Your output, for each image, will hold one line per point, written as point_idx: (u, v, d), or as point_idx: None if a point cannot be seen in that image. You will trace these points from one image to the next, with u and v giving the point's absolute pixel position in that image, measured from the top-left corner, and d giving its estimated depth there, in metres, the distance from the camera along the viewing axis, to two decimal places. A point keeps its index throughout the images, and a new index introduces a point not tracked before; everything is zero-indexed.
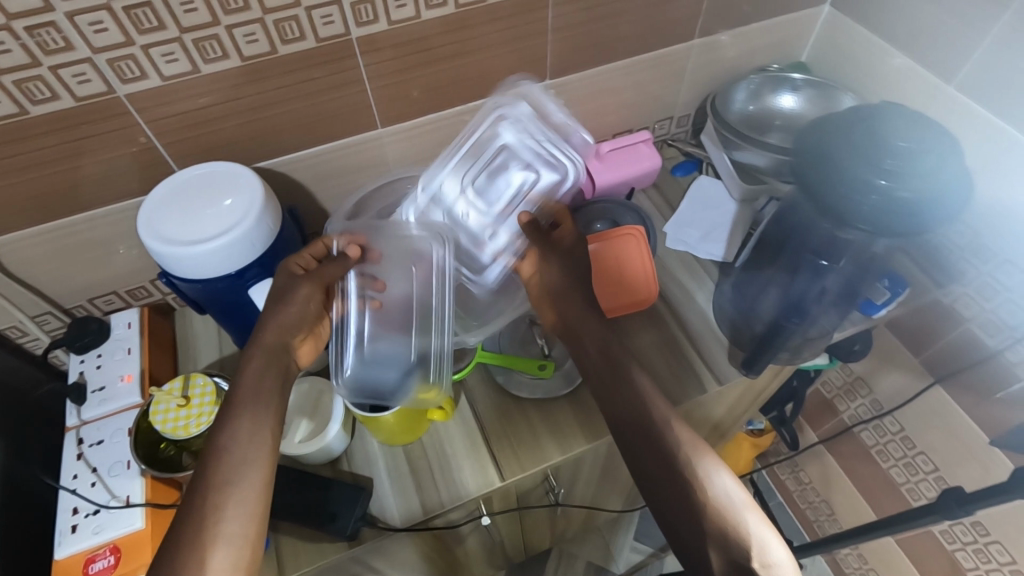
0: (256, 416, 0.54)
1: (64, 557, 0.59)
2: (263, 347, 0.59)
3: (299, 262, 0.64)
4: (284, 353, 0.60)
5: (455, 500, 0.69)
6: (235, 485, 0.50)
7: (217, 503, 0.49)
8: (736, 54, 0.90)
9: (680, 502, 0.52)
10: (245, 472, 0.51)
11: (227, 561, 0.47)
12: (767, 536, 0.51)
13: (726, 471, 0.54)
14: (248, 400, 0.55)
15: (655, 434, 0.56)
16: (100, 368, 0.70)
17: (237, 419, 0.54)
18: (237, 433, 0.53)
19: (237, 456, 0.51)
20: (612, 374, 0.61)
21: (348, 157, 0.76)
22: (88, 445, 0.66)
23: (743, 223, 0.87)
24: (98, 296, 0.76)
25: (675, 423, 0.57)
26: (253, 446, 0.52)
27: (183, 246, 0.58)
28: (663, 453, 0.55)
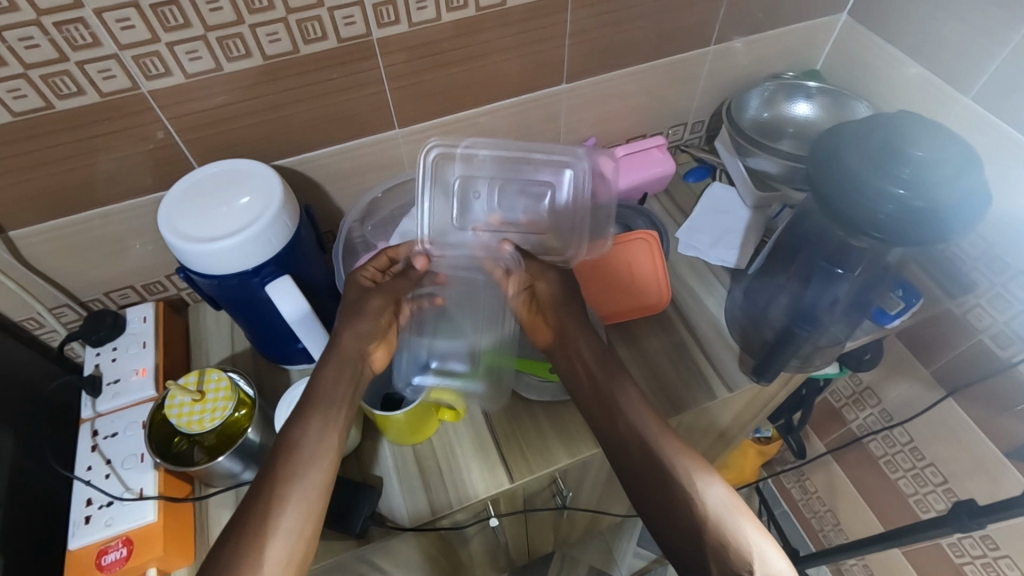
0: (326, 422, 0.58)
1: (77, 548, 0.60)
2: (341, 352, 0.62)
3: (367, 274, 0.68)
4: (362, 360, 0.63)
5: (464, 501, 0.69)
6: (300, 487, 0.54)
7: (280, 499, 0.52)
8: (750, 62, 0.90)
9: (670, 514, 0.55)
10: (309, 476, 0.54)
11: (283, 554, 0.51)
12: (766, 548, 0.52)
13: (718, 483, 0.55)
14: (322, 405, 0.59)
15: (647, 447, 0.58)
16: (115, 362, 0.71)
17: (310, 422, 0.57)
18: (310, 434, 0.57)
19: (307, 458, 0.55)
20: (608, 387, 0.63)
21: (363, 157, 0.77)
22: (102, 437, 0.66)
23: (755, 230, 0.88)
24: (113, 290, 0.77)
25: (666, 436, 0.59)
26: (321, 448, 0.56)
27: (202, 242, 0.58)
28: (656, 465, 0.57)
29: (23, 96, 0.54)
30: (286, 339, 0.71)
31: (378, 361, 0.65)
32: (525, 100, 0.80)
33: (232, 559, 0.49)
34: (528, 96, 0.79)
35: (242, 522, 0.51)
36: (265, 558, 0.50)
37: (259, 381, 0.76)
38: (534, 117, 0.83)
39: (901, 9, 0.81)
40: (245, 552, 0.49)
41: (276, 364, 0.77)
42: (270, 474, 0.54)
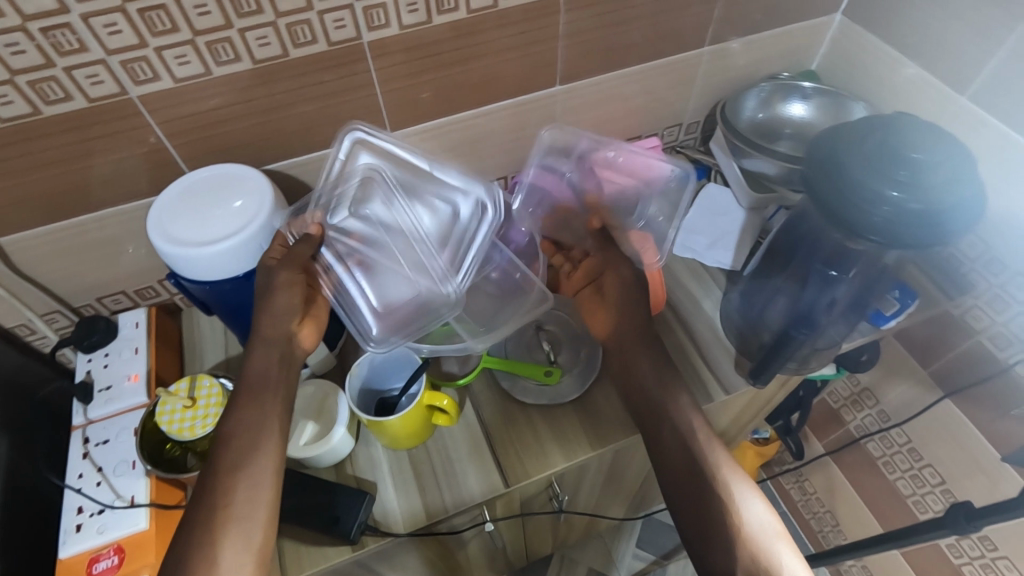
0: (261, 411, 0.57)
1: (68, 556, 0.59)
2: (265, 339, 0.60)
3: (271, 252, 0.61)
4: (287, 342, 0.61)
5: (458, 506, 0.69)
6: (244, 480, 0.53)
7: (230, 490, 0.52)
8: (746, 63, 0.90)
9: (711, 520, 0.57)
10: (251, 468, 0.53)
11: (239, 542, 0.51)
12: (793, 564, 0.54)
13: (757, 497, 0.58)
14: (256, 394, 0.57)
15: (694, 451, 0.60)
16: (107, 368, 0.70)
17: (244, 413, 0.56)
18: (245, 426, 0.56)
19: (243, 450, 0.54)
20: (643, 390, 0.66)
21: None
22: (93, 444, 0.66)
23: (751, 231, 0.87)
24: (106, 296, 0.76)
25: (715, 445, 0.61)
26: (264, 436, 0.55)
27: (193, 247, 0.58)
28: (704, 472, 0.59)
29: (10, 102, 0.54)
30: None
31: (307, 340, 0.62)
32: (519, 102, 0.79)
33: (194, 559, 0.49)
34: (522, 98, 0.79)
35: (192, 523, 0.51)
36: (220, 549, 0.50)
37: None
38: (529, 119, 0.82)
39: (896, 9, 0.80)
40: (200, 546, 0.50)
41: None
42: (212, 471, 0.53)
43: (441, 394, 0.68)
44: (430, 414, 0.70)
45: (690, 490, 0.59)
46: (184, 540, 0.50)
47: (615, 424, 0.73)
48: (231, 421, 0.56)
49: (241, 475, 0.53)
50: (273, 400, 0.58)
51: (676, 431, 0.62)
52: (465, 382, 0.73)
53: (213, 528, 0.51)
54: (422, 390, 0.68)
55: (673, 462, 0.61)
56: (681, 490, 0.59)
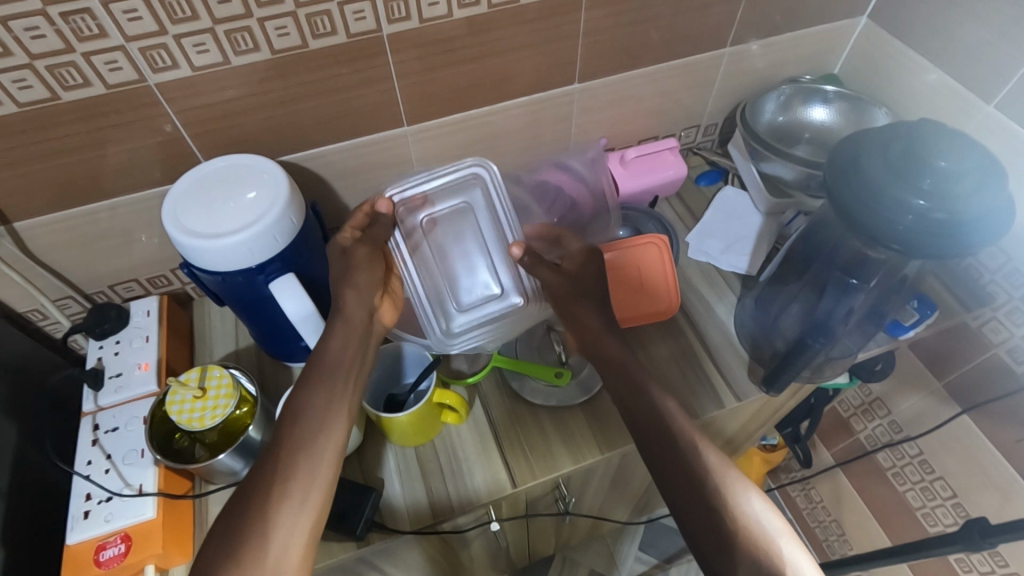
0: (329, 395, 0.56)
1: (74, 543, 0.59)
2: (345, 318, 0.61)
3: (345, 234, 0.67)
4: (368, 322, 0.63)
5: (465, 505, 0.68)
6: (308, 461, 0.51)
7: (292, 466, 0.51)
8: (765, 65, 0.88)
9: (703, 529, 0.51)
10: (320, 447, 0.53)
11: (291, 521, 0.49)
12: (799, 562, 0.49)
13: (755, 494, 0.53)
14: (330, 376, 0.57)
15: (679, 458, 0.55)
16: (118, 356, 0.70)
17: (318, 395, 0.55)
18: (317, 406, 0.55)
19: (313, 432, 0.53)
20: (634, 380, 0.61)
21: (371, 155, 0.76)
22: (103, 431, 0.66)
23: (768, 236, 0.86)
24: (118, 284, 0.76)
25: (705, 446, 0.55)
26: (328, 417, 0.55)
27: (206, 238, 0.57)
28: (694, 479, 0.52)
29: (29, 87, 0.54)
30: (290, 337, 0.71)
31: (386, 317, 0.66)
32: (537, 99, 0.78)
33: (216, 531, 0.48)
34: (540, 95, 0.78)
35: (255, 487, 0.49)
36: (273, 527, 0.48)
37: (262, 378, 0.76)
38: (545, 116, 0.82)
39: (923, 14, 0.79)
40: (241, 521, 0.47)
41: (279, 362, 0.77)
42: (280, 443, 0.52)
43: (450, 392, 0.68)
44: (438, 412, 0.70)
45: (689, 497, 0.52)
46: (232, 517, 0.48)
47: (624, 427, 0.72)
48: (301, 401, 0.55)
49: (311, 450, 0.52)
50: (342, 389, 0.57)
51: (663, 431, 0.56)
52: (473, 381, 0.73)
53: (278, 501, 0.49)
54: (433, 387, 0.68)
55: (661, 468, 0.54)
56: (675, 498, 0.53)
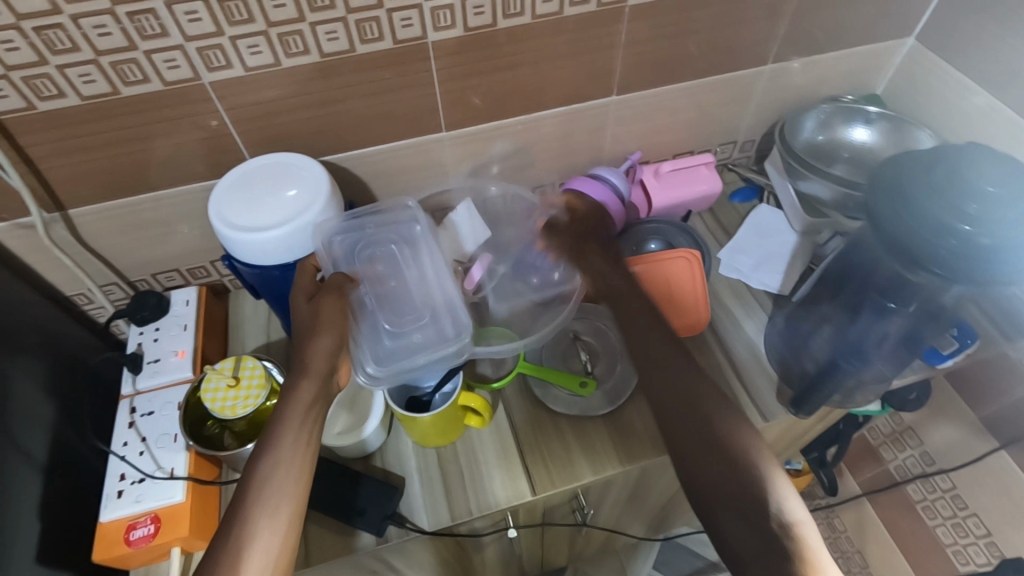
0: (275, 517, 0.50)
1: (107, 521, 0.61)
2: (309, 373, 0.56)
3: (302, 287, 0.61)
4: (330, 376, 0.57)
5: (483, 509, 0.69)
6: (266, 514, 0.50)
7: (250, 514, 0.50)
8: (807, 84, 0.88)
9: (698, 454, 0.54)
10: (266, 545, 0.49)
11: (262, 560, 0.48)
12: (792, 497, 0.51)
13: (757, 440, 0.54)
14: (280, 487, 0.51)
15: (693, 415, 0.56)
16: (157, 342, 0.73)
17: (257, 516, 0.50)
18: (263, 531, 0.49)
19: (250, 567, 0.48)
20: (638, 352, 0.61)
21: (408, 158, 0.77)
22: (139, 414, 0.68)
23: (801, 256, 0.85)
24: (161, 270, 0.79)
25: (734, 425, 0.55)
26: (286, 464, 0.52)
27: (245, 231, 0.59)
28: (721, 453, 0.53)
29: (92, 81, 0.57)
30: None
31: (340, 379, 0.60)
32: (574, 109, 0.79)
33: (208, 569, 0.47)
34: (577, 106, 0.79)
35: None
36: (241, 565, 0.48)
37: (291, 371, 0.77)
38: (582, 127, 0.82)
39: (975, 37, 0.77)
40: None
41: None
42: (232, 510, 0.50)
43: (475, 396, 0.68)
44: (462, 414, 0.70)
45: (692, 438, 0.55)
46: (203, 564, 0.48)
47: (648, 441, 0.71)
48: (234, 521, 0.49)
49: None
50: (293, 502, 0.51)
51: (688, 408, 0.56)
52: (499, 386, 0.73)
53: None
54: (459, 389, 0.68)
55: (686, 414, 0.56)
56: (680, 438, 0.56)
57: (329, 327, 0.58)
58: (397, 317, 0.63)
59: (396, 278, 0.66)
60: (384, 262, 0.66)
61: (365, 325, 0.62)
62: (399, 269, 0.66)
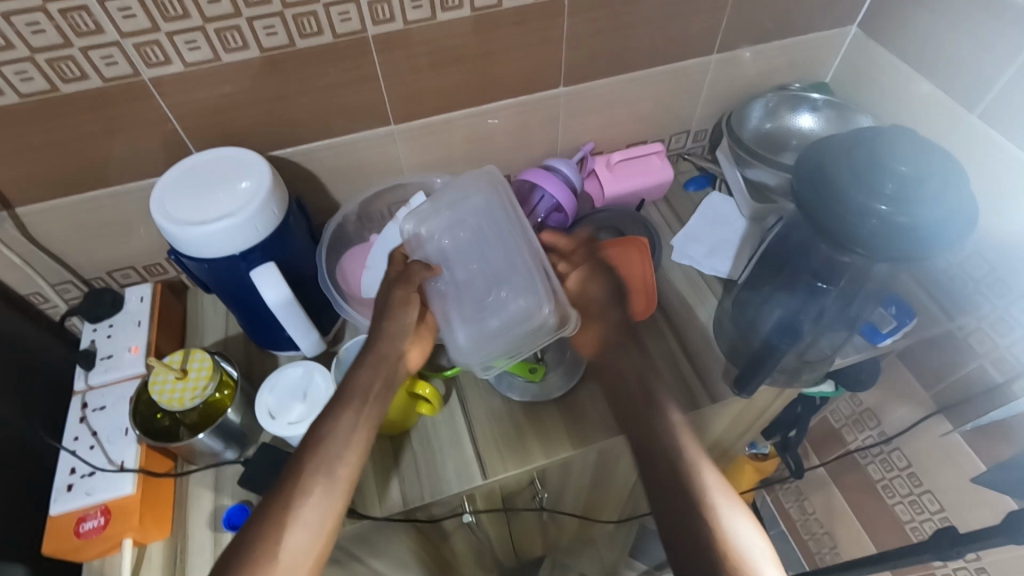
0: (331, 479, 0.54)
1: (57, 514, 0.62)
2: (377, 355, 0.62)
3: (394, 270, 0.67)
4: (396, 360, 0.63)
5: (437, 495, 0.69)
6: (323, 483, 0.53)
7: (306, 481, 0.53)
8: (755, 73, 0.89)
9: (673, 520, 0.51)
10: (321, 508, 0.52)
11: (310, 526, 0.51)
12: None
13: (743, 515, 0.51)
14: (333, 458, 0.55)
15: (671, 467, 0.54)
16: (110, 338, 0.73)
17: (313, 481, 0.53)
18: (314, 495, 0.53)
19: (301, 525, 0.51)
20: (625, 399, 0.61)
21: (360, 152, 0.78)
22: (90, 409, 0.69)
23: (750, 241, 0.87)
24: (118, 268, 0.80)
25: (705, 465, 0.54)
26: (348, 434, 0.57)
27: (186, 227, 0.60)
28: (685, 490, 0.52)
29: (30, 78, 0.57)
30: (274, 328, 0.73)
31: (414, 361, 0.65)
32: (523, 101, 0.80)
33: (256, 532, 0.50)
34: (526, 97, 0.80)
35: (242, 552, 0.49)
36: (295, 523, 0.51)
37: (248, 366, 0.78)
38: (534, 119, 0.83)
39: (910, 24, 0.79)
40: (266, 538, 0.50)
41: (266, 350, 0.79)
42: (287, 474, 0.54)
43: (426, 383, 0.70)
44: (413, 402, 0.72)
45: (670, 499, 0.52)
46: (252, 523, 0.51)
47: (597, 424, 0.73)
48: (288, 484, 0.53)
49: (303, 537, 0.51)
50: (345, 476, 0.55)
51: (651, 455, 0.55)
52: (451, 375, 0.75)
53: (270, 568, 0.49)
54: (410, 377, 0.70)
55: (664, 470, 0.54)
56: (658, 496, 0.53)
57: (404, 314, 0.64)
58: (478, 294, 0.67)
59: (473, 254, 0.68)
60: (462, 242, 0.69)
61: (453, 306, 0.66)
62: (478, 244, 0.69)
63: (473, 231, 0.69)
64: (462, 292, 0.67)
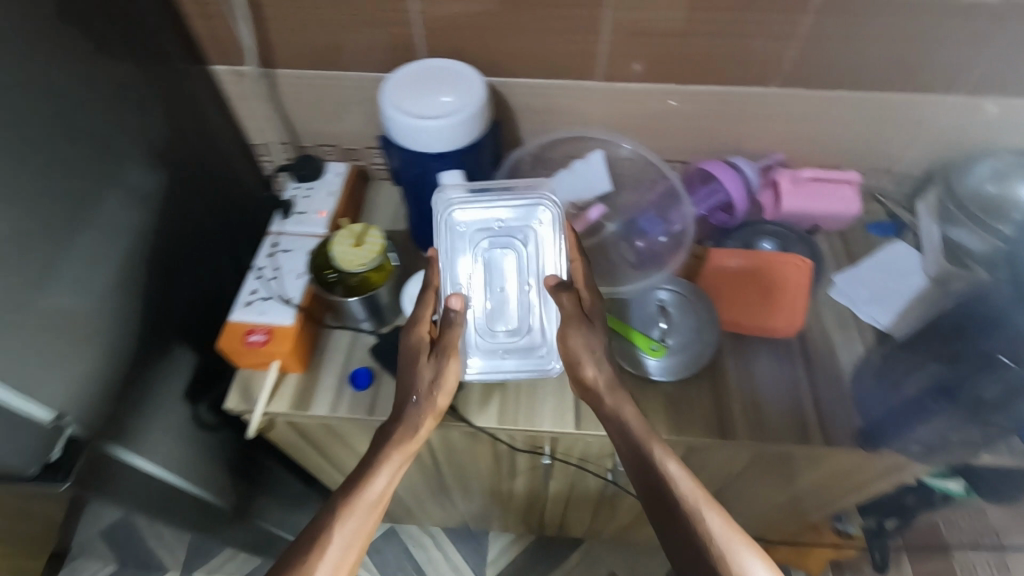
0: (352, 538, 0.59)
1: (234, 320, 0.74)
2: (416, 406, 0.66)
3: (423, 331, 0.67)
4: (427, 409, 0.66)
5: (529, 426, 0.73)
6: (347, 537, 0.59)
7: (326, 538, 0.58)
8: (994, 128, 0.80)
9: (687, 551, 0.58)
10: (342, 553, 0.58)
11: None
12: None
13: (758, 558, 0.56)
14: (358, 515, 0.60)
15: (667, 500, 0.60)
16: (307, 198, 0.85)
17: (335, 539, 0.58)
18: (338, 545, 0.58)
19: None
20: (634, 448, 0.63)
21: (557, 99, 0.82)
22: (277, 248, 0.80)
23: (923, 302, 0.79)
24: (324, 141, 0.91)
25: (704, 507, 0.59)
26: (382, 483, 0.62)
27: (403, 115, 0.67)
28: (680, 520, 0.59)
29: None
30: None
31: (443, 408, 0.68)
32: (729, 90, 0.79)
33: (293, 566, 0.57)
34: (733, 88, 0.79)
35: None
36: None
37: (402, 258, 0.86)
38: (733, 112, 0.82)
39: None
40: None
41: (420, 249, 0.86)
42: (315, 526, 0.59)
43: None
44: None
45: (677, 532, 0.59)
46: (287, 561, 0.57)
47: (698, 420, 0.72)
48: (311, 541, 0.58)
49: None
50: (363, 530, 0.60)
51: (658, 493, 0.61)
52: None
53: None
54: None
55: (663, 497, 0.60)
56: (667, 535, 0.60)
57: (445, 370, 0.66)
58: (495, 319, 0.69)
59: (500, 277, 0.70)
60: (484, 257, 0.69)
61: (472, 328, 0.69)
62: (507, 268, 0.70)
63: (506, 252, 0.70)
64: (490, 307, 0.69)
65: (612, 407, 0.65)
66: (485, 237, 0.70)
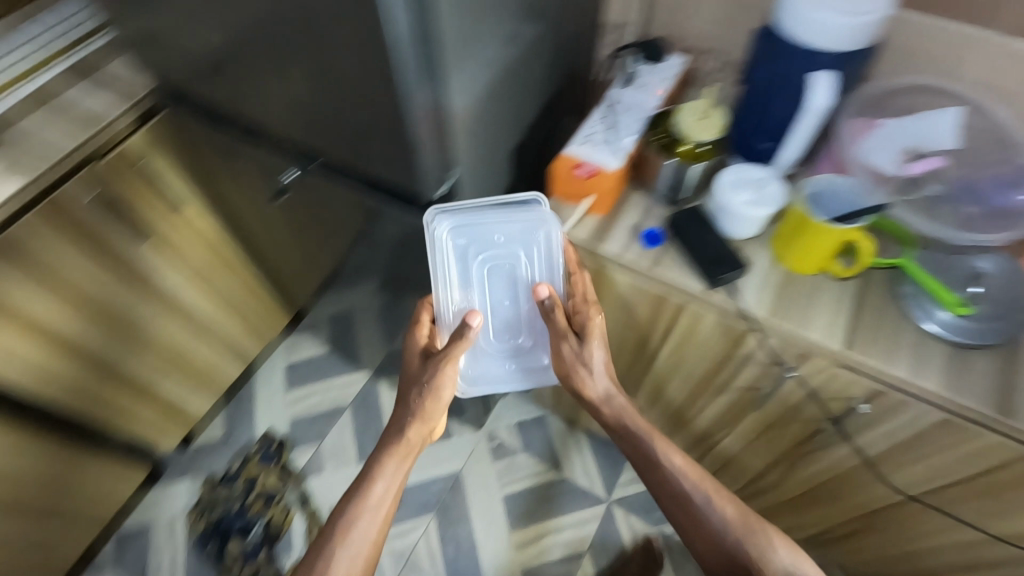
0: (378, 507, 0.79)
1: (571, 148, 0.85)
2: (417, 428, 0.84)
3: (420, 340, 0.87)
4: (425, 421, 0.85)
5: (798, 330, 0.77)
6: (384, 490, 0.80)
7: (373, 491, 0.80)
8: None
9: (696, 526, 0.82)
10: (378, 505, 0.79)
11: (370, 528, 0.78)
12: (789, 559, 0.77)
13: (779, 542, 0.79)
14: (388, 476, 0.81)
15: (686, 492, 0.83)
16: (646, 75, 0.93)
17: (379, 488, 0.80)
18: (374, 506, 0.79)
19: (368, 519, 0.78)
20: (648, 457, 0.86)
21: (930, 46, 0.81)
22: (613, 106, 0.90)
23: None
24: (670, 36, 1.02)
25: (718, 494, 0.82)
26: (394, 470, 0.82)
27: (804, 6, 0.72)
28: (688, 510, 0.83)
29: None
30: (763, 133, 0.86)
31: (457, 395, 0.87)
32: None
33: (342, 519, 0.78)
34: None
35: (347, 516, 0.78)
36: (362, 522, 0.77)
37: None
38: None
39: None
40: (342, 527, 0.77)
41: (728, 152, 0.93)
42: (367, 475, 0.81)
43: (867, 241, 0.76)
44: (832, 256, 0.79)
45: (685, 520, 0.83)
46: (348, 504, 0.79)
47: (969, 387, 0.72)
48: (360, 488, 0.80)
49: (380, 501, 0.79)
50: (394, 488, 0.81)
51: (681, 497, 0.83)
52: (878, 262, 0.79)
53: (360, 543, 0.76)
54: (861, 226, 0.75)
55: (682, 502, 0.83)
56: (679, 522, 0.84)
57: (436, 391, 0.83)
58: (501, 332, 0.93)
59: (498, 293, 0.89)
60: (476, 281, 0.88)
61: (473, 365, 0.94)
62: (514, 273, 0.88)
63: (486, 298, 0.89)
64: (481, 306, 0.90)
65: (612, 409, 0.89)
66: (471, 256, 0.88)
